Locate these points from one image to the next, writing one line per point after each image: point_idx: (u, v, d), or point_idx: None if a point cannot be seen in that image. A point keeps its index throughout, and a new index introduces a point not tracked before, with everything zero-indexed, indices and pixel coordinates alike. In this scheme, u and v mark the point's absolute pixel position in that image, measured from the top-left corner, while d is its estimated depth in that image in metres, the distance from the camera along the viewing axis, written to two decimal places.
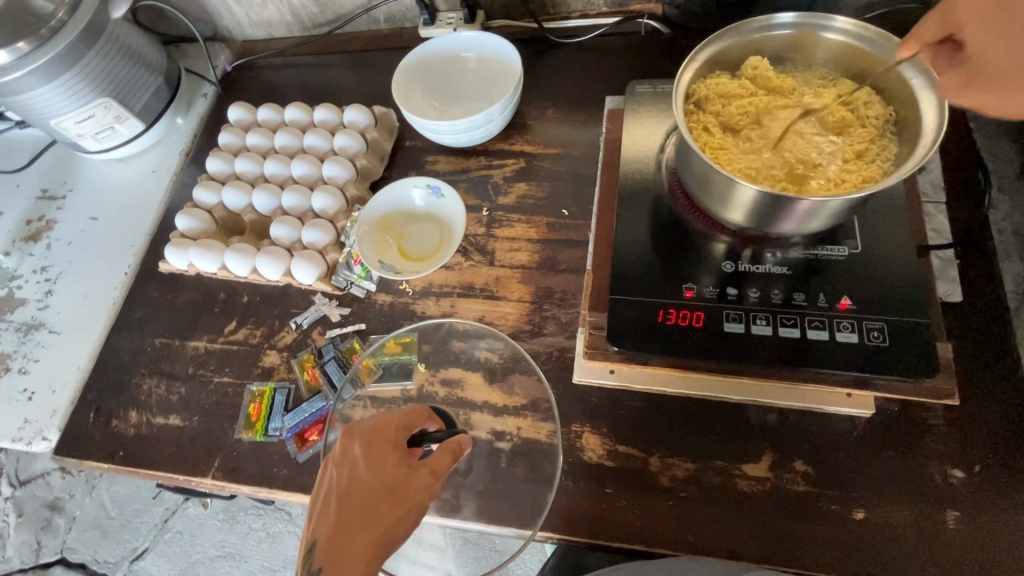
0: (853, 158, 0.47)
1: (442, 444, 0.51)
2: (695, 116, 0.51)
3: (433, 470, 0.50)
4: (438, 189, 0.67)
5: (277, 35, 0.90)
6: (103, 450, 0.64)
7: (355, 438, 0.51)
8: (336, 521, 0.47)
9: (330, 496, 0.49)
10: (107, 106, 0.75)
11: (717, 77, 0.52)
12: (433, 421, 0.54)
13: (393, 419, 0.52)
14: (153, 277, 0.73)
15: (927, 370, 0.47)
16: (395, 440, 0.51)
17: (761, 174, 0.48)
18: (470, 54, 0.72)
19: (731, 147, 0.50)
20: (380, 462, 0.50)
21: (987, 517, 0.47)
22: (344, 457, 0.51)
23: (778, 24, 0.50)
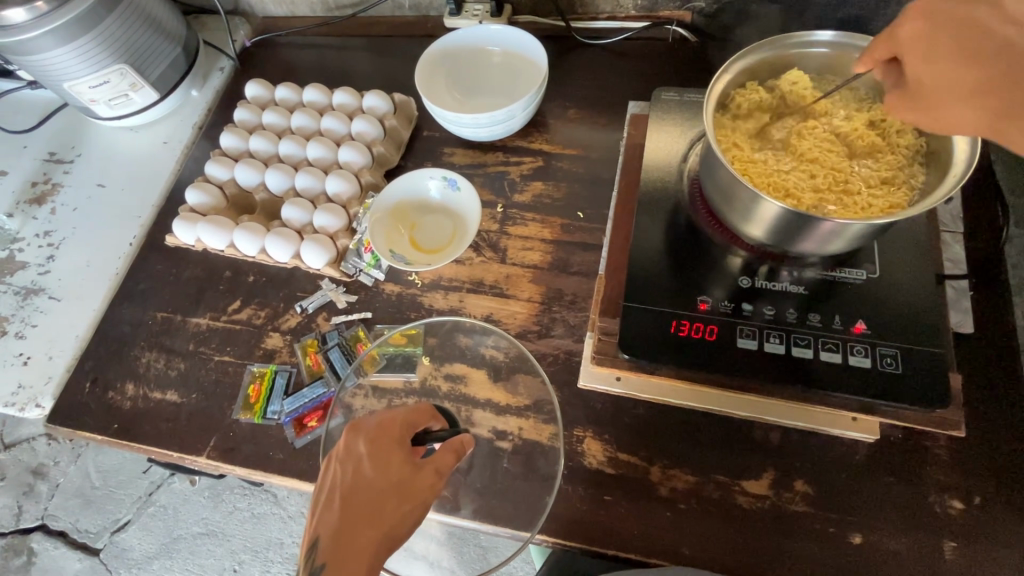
0: (878, 184, 0.47)
1: (447, 441, 0.50)
2: (725, 128, 0.51)
3: (438, 469, 0.49)
4: (454, 181, 0.66)
5: (299, 14, 0.89)
6: (97, 421, 0.63)
7: (360, 435, 0.51)
8: (340, 519, 0.47)
9: (334, 493, 0.49)
10: (122, 73, 0.74)
11: (751, 89, 0.51)
12: (437, 419, 0.53)
13: (397, 416, 0.52)
14: (159, 250, 0.72)
15: (937, 401, 0.47)
16: (400, 438, 0.50)
17: (785, 192, 0.48)
18: (496, 47, 0.71)
19: (758, 162, 0.49)
20: (385, 460, 0.50)
21: (983, 549, 0.47)
22: (349, 454, 0.51)
23: (816, 40, 0.49)
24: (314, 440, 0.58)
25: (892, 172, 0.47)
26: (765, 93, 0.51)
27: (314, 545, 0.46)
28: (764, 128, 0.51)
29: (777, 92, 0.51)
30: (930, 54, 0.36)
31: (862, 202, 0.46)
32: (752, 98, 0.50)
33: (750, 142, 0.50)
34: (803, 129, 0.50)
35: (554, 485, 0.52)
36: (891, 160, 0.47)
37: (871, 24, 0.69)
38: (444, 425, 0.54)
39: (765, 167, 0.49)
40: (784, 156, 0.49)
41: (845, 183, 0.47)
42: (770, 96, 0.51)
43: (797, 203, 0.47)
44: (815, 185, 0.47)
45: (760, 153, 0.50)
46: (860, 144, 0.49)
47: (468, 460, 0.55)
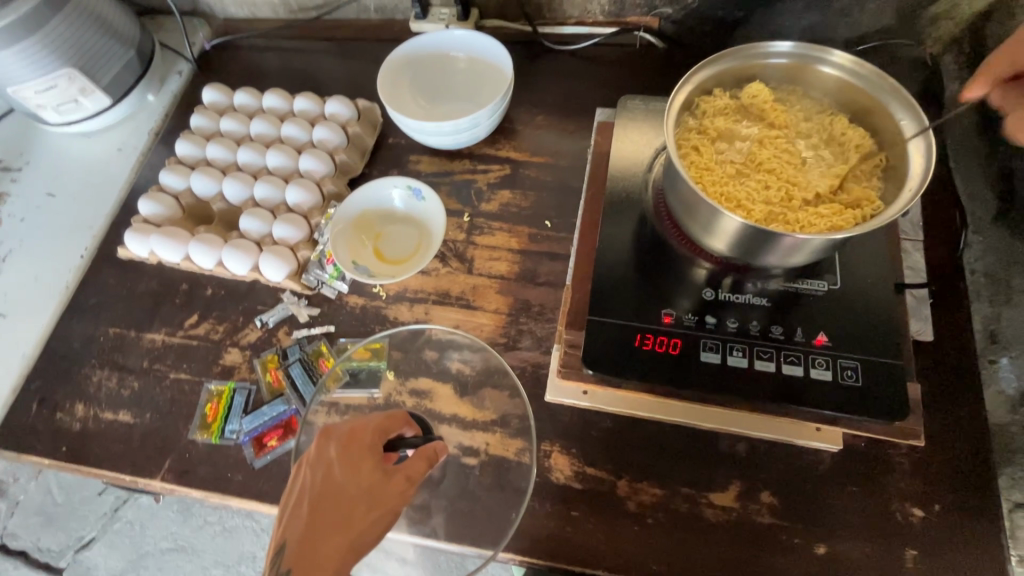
0: (835, 197, 0.47)
1: (419, 449, 0.49)
2: (687, 136, 0.50)
3: (408, 476, 0.48)
4: (419, 191, 0.65)
5: (260, 16, 0.86)
6: (45, 443, 0.60)
7: (332, 440, 0.49)
8: (308, 524, 0.45)
9: (303, 499, 0.46)
10: (71, 77, 0.71)
11: (714, 97, 0.51)
12: (410, 427, 0.51)
13: (370, 422, 0.50)
14: (112, 262, 0.69)
15: (897, 411, 0.47)
16: (372, 445, 0.48)
17: (742, 203, 0.47)
18: (460, 54, 0.70)
19: (720, 171, 0.49)
20: (356, 466, 0.47)
21: (941, 556, 0.47)
22: (320, 458, 0.48)
23: (775, 51, 0.49)
24: (274, 460, 0.56)
25: (849, 184, 0.47)
26: (729, 101, 0.51)
27: (280, 550, 0.43)
28: (727, 137, 0.50)
29: (742, 101, 0.51)
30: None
31: (817, 215, 0.46)
32: (716, 106, 0.50)
33: (712, 150, 0.50)
34: (766, 140, 0.50)
35: (521, 503, 0.51)
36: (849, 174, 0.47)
37: (835, 32, 0.69)
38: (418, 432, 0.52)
39: (726, 177, 0.49)
40: (746, 166, 0.49)
41: (804, 194, 0.47)
42: (733, 105, 0.51)
43: (754, 214, 0.47)
44: (772, 196, 0.47)
45: (722, 161, 0.49)
46: (820, 158, 0.49)
47: (433, 477, 0.54)
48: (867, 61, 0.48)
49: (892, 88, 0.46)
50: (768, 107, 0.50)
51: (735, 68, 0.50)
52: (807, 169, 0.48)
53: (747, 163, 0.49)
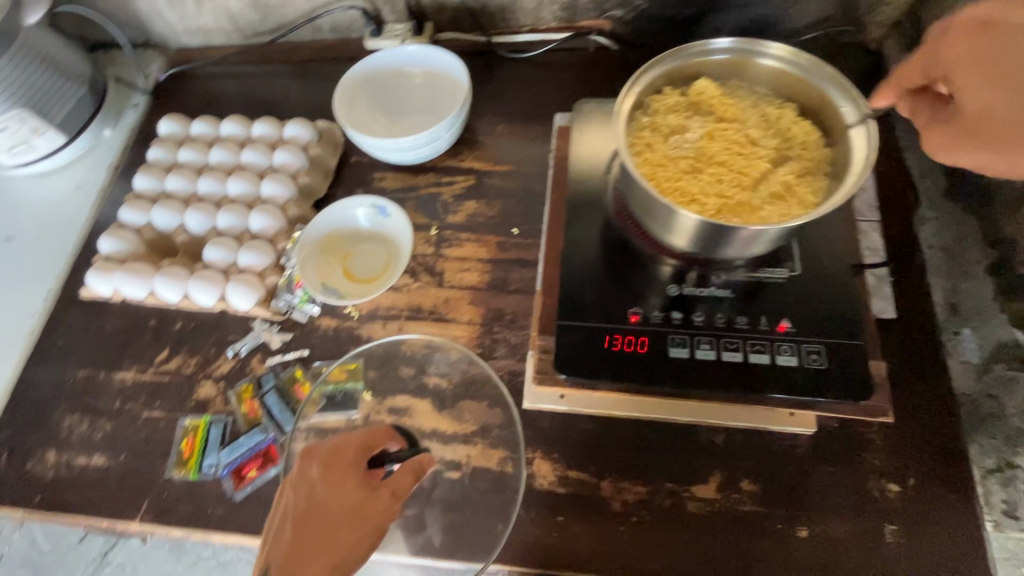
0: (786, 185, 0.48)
1: (404, 463, 0.48)
2: (639, 134, 0.51)
3: (395, 491, 0.46)
4: (384, 208, 0.65)
5: (215, 43, 0.85)
6: (17, 495, 0.59)
7: (315, 458, 0.46)
8: (291, 546, 0.42)
9: (285, 520, 0.43)
10: (22, 119, 0.69)
11: (664, 96, 0.52)
12: (395, 440, 0.50)
13: (353, 438, 0.48)
14: (77, 303, 0.68)
15: (863, 391, 0.48)
16: (357, 460, 0.47)
17: (695, 198, 0.48)
18: (416, 69, 0.70)
19: (672, 166, 0.50)
20: (341, 482, 0.45)
21: (920, 527, 0.48)
22: (302, 478, 0.45)
23: (714, 48, 0.50)
24: (255, 492, 0.55)
25: (797, 172, 0.48)
26: (678, 99, 0.52)
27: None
28: (679, 133, 0.51)
29: (691, 98, 0.52)
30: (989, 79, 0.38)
31: (768, 207, 0.47)
32: (666, 106, 0.52)
33: (664, 146, 0.50)
34: (717, 134, 0.51)
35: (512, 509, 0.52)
36: (798, 162, 0.49)
37: (781, 23, 0.71)
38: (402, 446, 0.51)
39: (679, 172, 0.49)
40: (698, 160, 0.50)
41: (754, 186, 0.48)
42: (682, 102, 0.52)
43: (706, 208, 0.48)
44: (725, 189, 0.48)
45: (675, 156, 0.50)
46: (769, 149, 0.50)
47: (420, 494, 0.54)
48: (804, 52, 0.49)
49: (830, 76, 0.48)
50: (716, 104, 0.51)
51: (682, 67, 0.52)
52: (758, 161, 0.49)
53: (698, 156, 0.50)
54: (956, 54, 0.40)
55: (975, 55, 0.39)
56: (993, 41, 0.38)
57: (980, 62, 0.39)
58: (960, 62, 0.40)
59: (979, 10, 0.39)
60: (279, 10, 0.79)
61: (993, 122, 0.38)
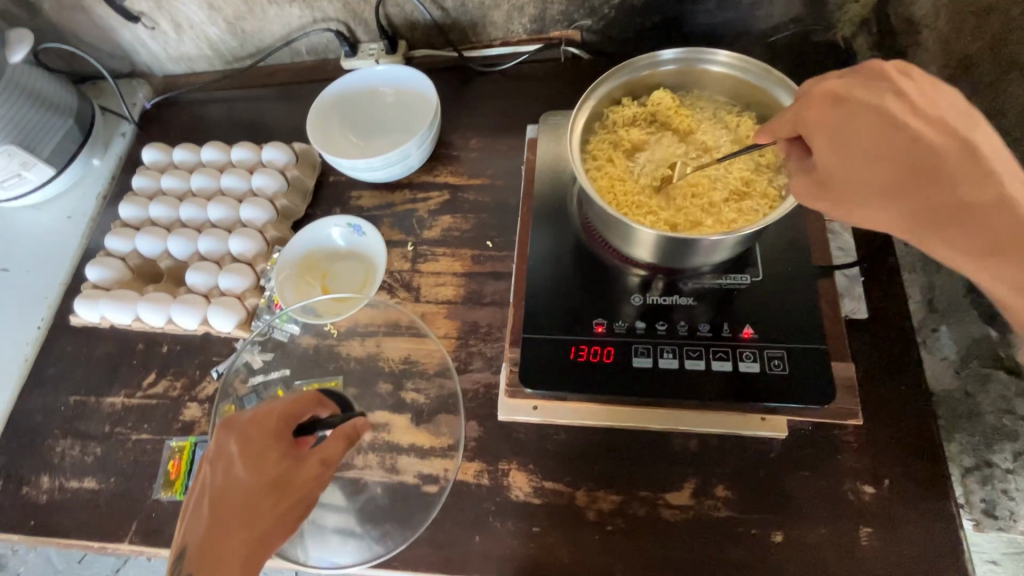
0: (744, 192, 0.49)
1: (335, 429, 0.47)
2: (597, 149, 0.52)
3: (322, 459, 0.46)
4: (359, 227, 0.66)
5: (198, 69, 0.87)
6: (13, 519, 0.60)
7: (233, 433, 0.47)
8: (208, 525, 0.44)
9: (204, 498, 0.45)
10: (10, 154, 0.71)
11: (620, 108, 0.52)
12: (324, 406, 0.50)
13: (275, 408, 0.48)
14: (68, 330, 0.70)
15: (825, 395, 0.49)
16: (278, 432, 0.47)
17: (653, 211, 0.49)
18: (387, 88, 0.72)
19: (630, 181, 0.50)
20: (261, 455, 0.46)
21: (894, 528, 0.48)
22: (219, 454, 0.47)
23: (659, 60, 0.51)
24: None
25: (754, 179, 0.49)
26: (635, 111, 0.52)
27: (181, 556, 0.43)
28: (636, 145, 0.52)
29: (648, 109, 0.53)
30: (839, 145, 0.38)
31: (727, 215, 0.48)
32: (623, 118, 0.52)
33: (620, 161, 0.51)
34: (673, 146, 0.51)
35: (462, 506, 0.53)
36: (755, 169, 0.49)
37: (750, 25, 0.71)
38: (334, 411, 0.52)
39: (636, 186, 0.50)
40: (657, 172, 0.51)
41: (713, 195, 0.49)
42: (639, 113, 0.52)
43: (664, 221, 0.48)
44: (683, 201, 0.49)
45: (632, 170, 0.51)
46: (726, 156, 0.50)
47: (399, 507, 0.55)
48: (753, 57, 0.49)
49: (779, 80, 0.48)
50: (673, 115, 0.52)
51: (637, 79, 0.52)
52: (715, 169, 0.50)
53: (655, 169, 0.51)
54: (817, 121, 0.39)
55: (837, 116, 0.38)
56: (848, 112, 0.38)
57: (843, 127, 0.38)
58: (824, 121, 0.39)
59: (843, 77, 0.39)
60: (257, 35, 0.80)
61: (846, 186, 0.38)
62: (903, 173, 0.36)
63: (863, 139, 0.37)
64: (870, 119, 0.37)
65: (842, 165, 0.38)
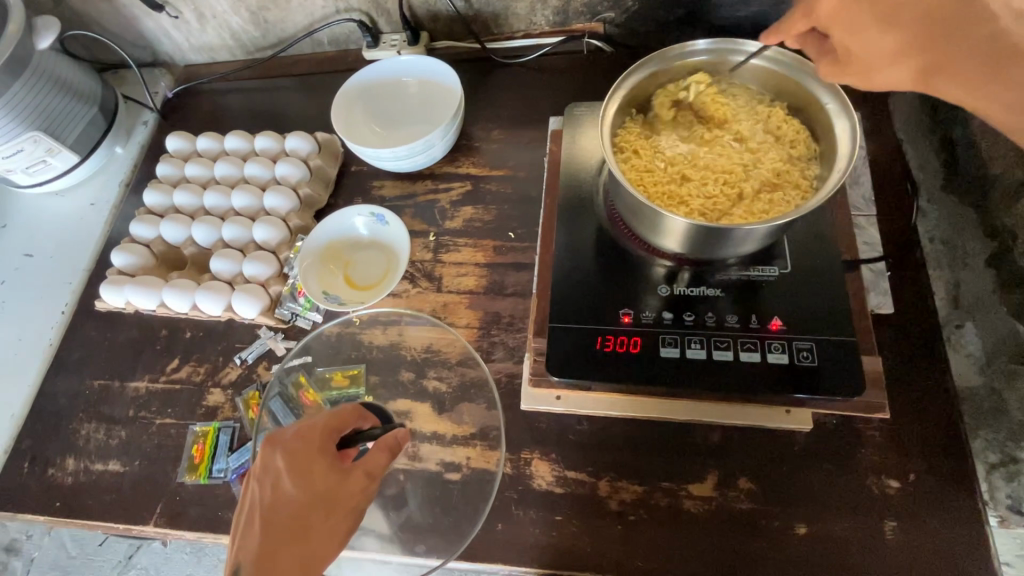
0: (776, 183, 0.49)
1: (378, 441, 0.48)
2: (626, 140, 0.52)
3: (367, 472, 0.48)
4: (382, 216, 0.67)
5: (219, 59, 0.88)
6: (39, 500, 0.61)
7: (279, 448, 0.48)
8: (262, 540, 0.46)
9: (254, 513, 0.47)
10: (37, 140, 0.72)
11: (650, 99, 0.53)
12: (365, 418, 0.52)
13: (319, 421, 0.49)
14: (91, 315, 0.71)
15: (854, 389, 0.49)
16: (322, 446, 0.48)
17: (683, 200, 0.49)
18: (411, 78, 0.72)
19: (661, 171, 0.51)
20: (308, 470, 0.48)
21: (920, 523, 0.48)
22: (268, 469, 0.48)
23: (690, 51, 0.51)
24: None
25: (786, 171, 0.49)
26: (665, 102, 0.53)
27: (236, 569, 0.45)
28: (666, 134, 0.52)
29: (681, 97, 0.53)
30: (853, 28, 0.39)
31: (758, 206, 0.48)
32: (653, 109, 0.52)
33: (651, 151, 0.52)
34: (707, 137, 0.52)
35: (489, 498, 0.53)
36: (788, 161, 0.49)
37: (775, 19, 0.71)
38: (375, 422, 0.52)
39: (666, 176, 0.50)
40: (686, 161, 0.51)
41: (743, 186, 0.49)
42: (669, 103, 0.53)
43: (694, 211, 0.49)
44: (713, 191, 0.49)
45: (662, 161, 0.51)
46: (760, 148, 0.50)
47: (422, 494, 0.55)
48: (785, 47, 0.50)
49: (812, 72, 0.48)
50: (708, 106, 0.52)
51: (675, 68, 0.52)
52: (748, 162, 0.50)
53: (685, 159, 0.51)
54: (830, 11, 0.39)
55: None
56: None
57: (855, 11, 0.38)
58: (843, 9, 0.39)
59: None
60: (280, 25, 0.81)
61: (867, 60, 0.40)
62: (911, 36, 0.37)
63: (866, 17, 0.38)
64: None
65: (859, 43, 0.40)
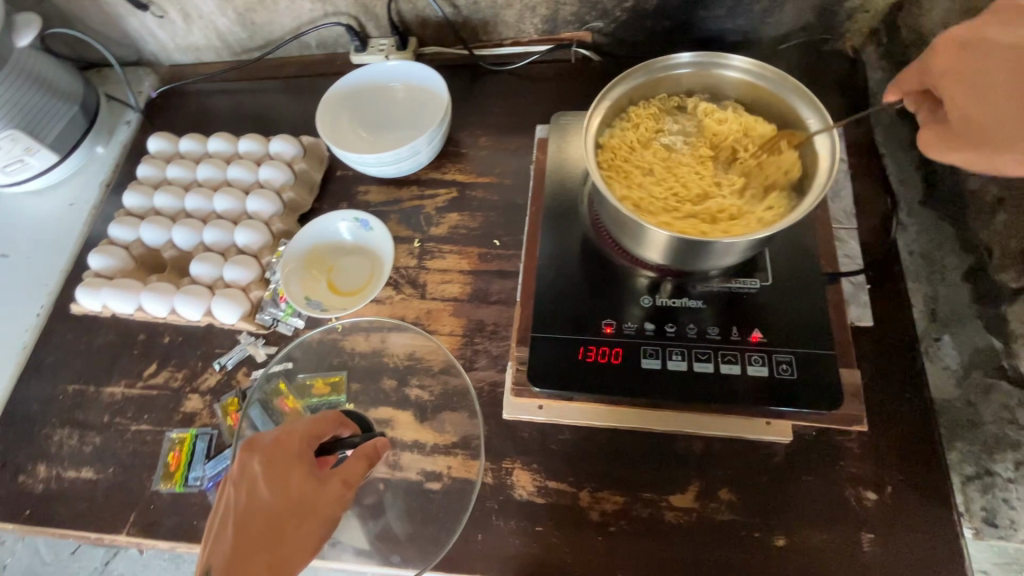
0: (718, 219, 0.48)
1: (357, 449, 0.50)
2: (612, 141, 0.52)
3: (345, 479, 0.48)
4: (366, 222, 0.66)
5: (205, 60, 0.87)
6: (8, 508, 0.60)
7: (256, 453, 0.48)
8: (232, 547, 0.44)
9: (226, 519, 0.46)
10: (14, 138, 0.71)
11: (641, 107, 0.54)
12: (345, 427, 0.52)
13: (299, 428, 0.49)
14: (68, 318, 0.69)
15: (833, 401, 0.49)
16: (301, 451, 0.48)
17: (636, 193, 0.50)
18: (397, 84, 0.72)
19: (639, 160, 0.52)
20: (285, 476, 0.47)
21: (896, 535, 0.48)
22: (244, 474, 0.48)
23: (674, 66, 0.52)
24: None
25: (735, 216, 0.48)
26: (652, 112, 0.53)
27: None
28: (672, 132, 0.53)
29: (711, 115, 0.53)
30: (972, 87, 0.38)
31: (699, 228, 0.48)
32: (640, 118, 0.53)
33: (642, 137, 0.52)
34: (705, 152, 0.52)
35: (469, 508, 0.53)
36: (754, 202, 0.49)
37: (761, 32, 0.71)
38: (354, 431, 0.53)
39: (640, 166, 0.51)
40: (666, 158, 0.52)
41: (701, 208, 0.49)
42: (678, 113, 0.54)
43: (640, 206, 0.49)
44: (665, 197, 0.50)
45: (648, 150, 0.52)
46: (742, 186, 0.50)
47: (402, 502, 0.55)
48: (766, 63, 0.50)
49: (795, 87, 0.49)
50: (726, 126, 0.52)
51: (723, 78, 0.52)
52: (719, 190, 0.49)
53: (666, 158, 0.52)
54: (948, 70, 0.40)
55: (976, 55, 0.38)
56: (973, 52, 0.38)
57: (977, 66, 0.38)
58: (961, 66, 0.39)
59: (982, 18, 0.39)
60: (267, 27, 0.80)
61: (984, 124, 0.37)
62: None
63: (990, 75, 0.37)
64: (1002, 55, 0.37)
65: (975, 105, 0.37)
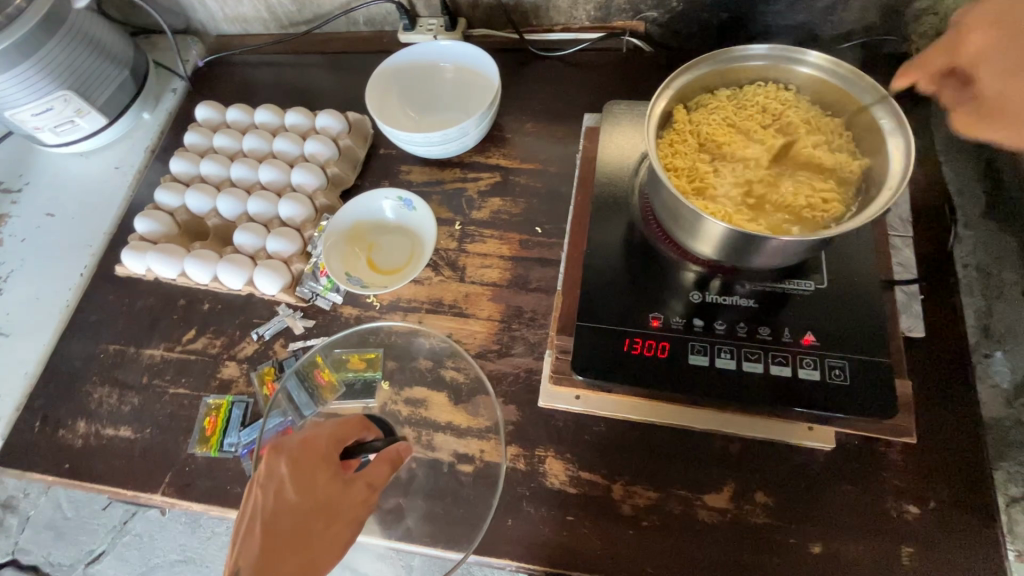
0: (690, 176, 0.51)
1: (381, 453, 0.49)
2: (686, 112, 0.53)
3: (370, 482, 0.48)
4: (409, 202, 0.66)
5: (252, 31, 0.87)
6: (48, 460, 0.61)
7: (283, 454, 0.48)
8: (262, 549, 0.45)
9: (256, 520, 0.46)
10: (67, 99, 0.71)
11: (720, 90, 0.53)
12: (370, 430, 0.52)
13: (324, 432, 0.50)
14: (110, 280, 0.70)
15: (883, 411, 0.48)
16: (327, 455, 0.48)
17: (711, 110, 0.53)
18: (448, 63, 0.71)
19: (754, 120, 0.52)
20: (313, 476, 0.48)
21: (937, 551, 0.47)
22: (271, 476, 0.48)
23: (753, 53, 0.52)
24: None
25: (699, 187, 0.50)
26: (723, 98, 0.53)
27: None
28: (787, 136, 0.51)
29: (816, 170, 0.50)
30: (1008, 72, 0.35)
31: (678, 163, 0.51)
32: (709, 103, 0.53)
33: (788, 122, 0.51)
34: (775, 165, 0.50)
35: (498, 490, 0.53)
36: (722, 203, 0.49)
37: (820, 30, 0.69)
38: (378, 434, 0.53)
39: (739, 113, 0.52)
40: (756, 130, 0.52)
41: (698, 165, 0.51)
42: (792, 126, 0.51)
43: (691, 116, 0.52)
44: (707, 132, 0.52)
45: (761, 115, 0.52)
46: (733, 200, 0.49)
47: (431, 483, 0.55)
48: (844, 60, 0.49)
49: (870, 87, 0.48)
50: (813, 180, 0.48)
51: (881, 170, 0.46)
52: (723, 183, 0.50)
53: (762, 139, 0.51)
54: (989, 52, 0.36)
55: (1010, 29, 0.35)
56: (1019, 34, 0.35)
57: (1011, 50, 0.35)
58: (993, 45, 0.36)
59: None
60: (316, 1, 0.79)
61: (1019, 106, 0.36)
62: None
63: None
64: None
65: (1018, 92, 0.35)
